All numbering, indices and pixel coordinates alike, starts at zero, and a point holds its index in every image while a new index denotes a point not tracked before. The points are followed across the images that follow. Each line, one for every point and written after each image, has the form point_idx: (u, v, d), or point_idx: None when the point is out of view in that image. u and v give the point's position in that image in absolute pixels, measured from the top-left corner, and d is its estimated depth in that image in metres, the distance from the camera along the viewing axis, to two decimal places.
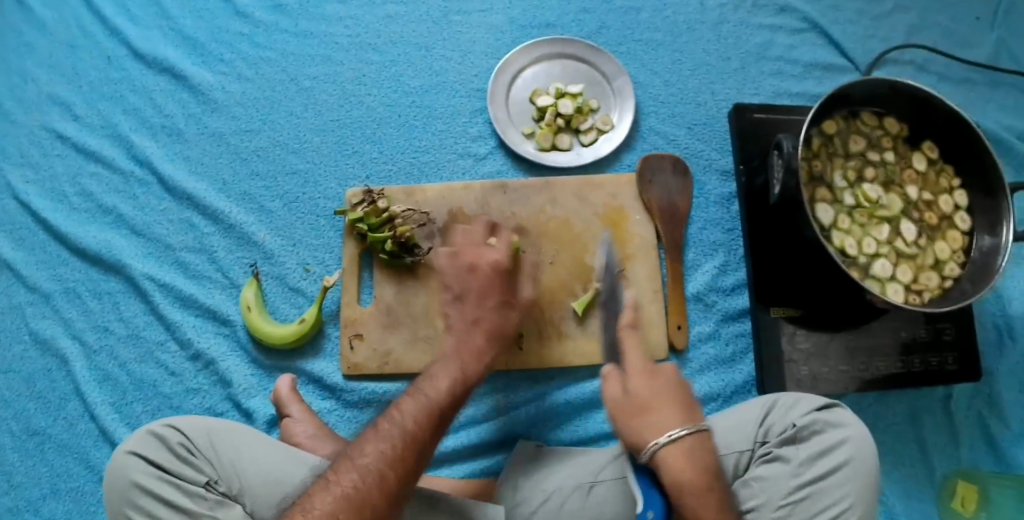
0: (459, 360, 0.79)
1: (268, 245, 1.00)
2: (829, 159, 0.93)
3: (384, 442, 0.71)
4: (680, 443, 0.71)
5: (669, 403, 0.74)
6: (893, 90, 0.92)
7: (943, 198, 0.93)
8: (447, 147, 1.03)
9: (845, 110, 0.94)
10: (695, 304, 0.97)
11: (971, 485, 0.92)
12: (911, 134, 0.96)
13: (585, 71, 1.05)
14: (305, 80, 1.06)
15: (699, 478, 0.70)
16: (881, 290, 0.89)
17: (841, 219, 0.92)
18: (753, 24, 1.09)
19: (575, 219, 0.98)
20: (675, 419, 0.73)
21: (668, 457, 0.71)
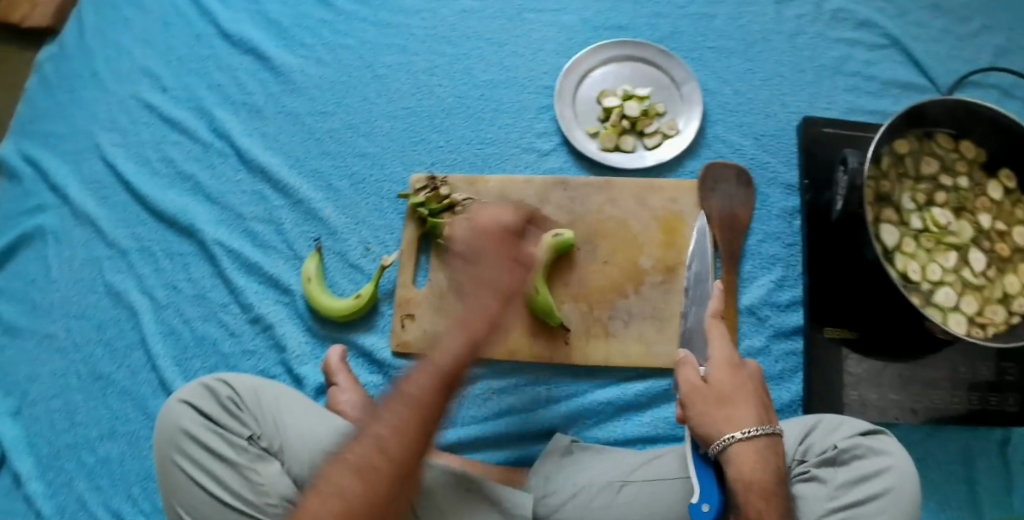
0: (468, 325, 0.68)
1: (332, 222, 1.04)
2: (899, 179, 0.91)
3: (407, 412, 0.67)
4: (753, 442, 0.71)
5: (749, 401, 0.74)
6: (974, 114, 0.89)
7: (1017, 230, 0.90)
8: (511, 140, 1.05)
9: (920, 131, 0.92)
10: (747, 316, 0.95)
11: None
12: (989, 162, 0.93)
13: (654, 75, 1.05)
14: (380, 68, 1.10)
15: (766, 479, 0.70)
16: (942, 320, 0.86)
17: (906, 242, 0.89)
18: (831, 38, 1.07)
19: (633, 221, 0.98)
20: (751, 416, 0.73)
21: (740, 453, 0.71)
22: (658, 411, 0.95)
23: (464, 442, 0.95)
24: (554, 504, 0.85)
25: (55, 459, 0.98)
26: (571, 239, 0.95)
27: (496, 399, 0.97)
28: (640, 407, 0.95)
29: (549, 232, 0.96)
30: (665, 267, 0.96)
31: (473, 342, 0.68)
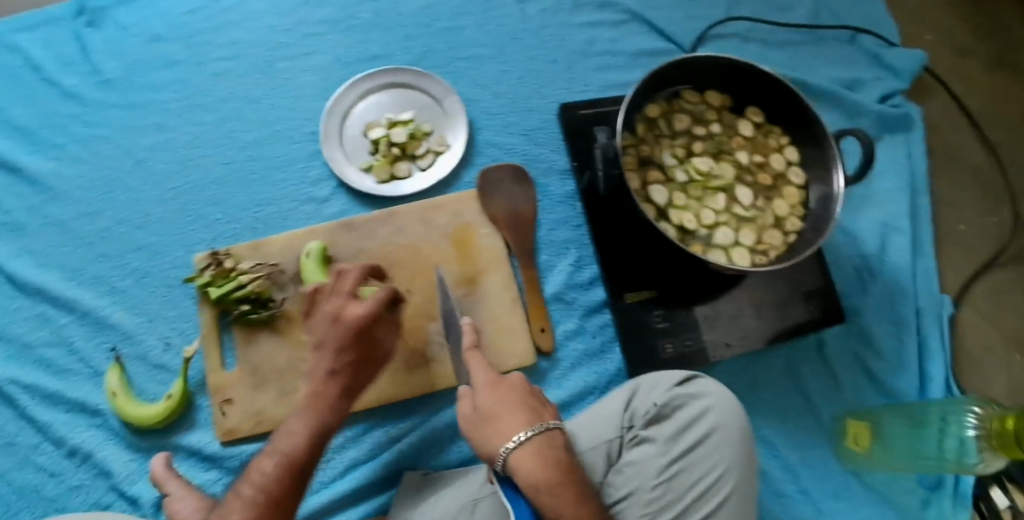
0: (314, 409, 0.82)
1: (126, 325, 0.97)
2: (656, 141, 0.96)
3: (246, 500, 0.76)
4: (526, 446, 0.78)
5: (515, 410, 0.80)
6: (706, 67, 0.95)
7: (774, 159, 0.97)
8: (287, 196, 1.00)
9: (666, 93, 0.97)
10: (556, 303, 0.96)
11: (861, 422, 0.99)
12: (735, 104, 0.99)
13: (413, 96, 1.03)
14: (140, 152, 1.03)
15: (546, 471, 0.76)
16: (727, 258, 0.91)
17: (675, 195, 0.93)
18: (577, 24, 1.09)
19: (423, 244, 0.96)
20: (519, 422, 0.79)
21: (520, 459, 0.77)
22: None
23: (316, 509, 0.91)
24: None
25: None
26: (323, 247, 0.94)
27: (336, 458, 0.93)
28: None
29: (302, 252, 0.94)
30: (464, 281, 0.95)
31: (330, 421, 0.82)
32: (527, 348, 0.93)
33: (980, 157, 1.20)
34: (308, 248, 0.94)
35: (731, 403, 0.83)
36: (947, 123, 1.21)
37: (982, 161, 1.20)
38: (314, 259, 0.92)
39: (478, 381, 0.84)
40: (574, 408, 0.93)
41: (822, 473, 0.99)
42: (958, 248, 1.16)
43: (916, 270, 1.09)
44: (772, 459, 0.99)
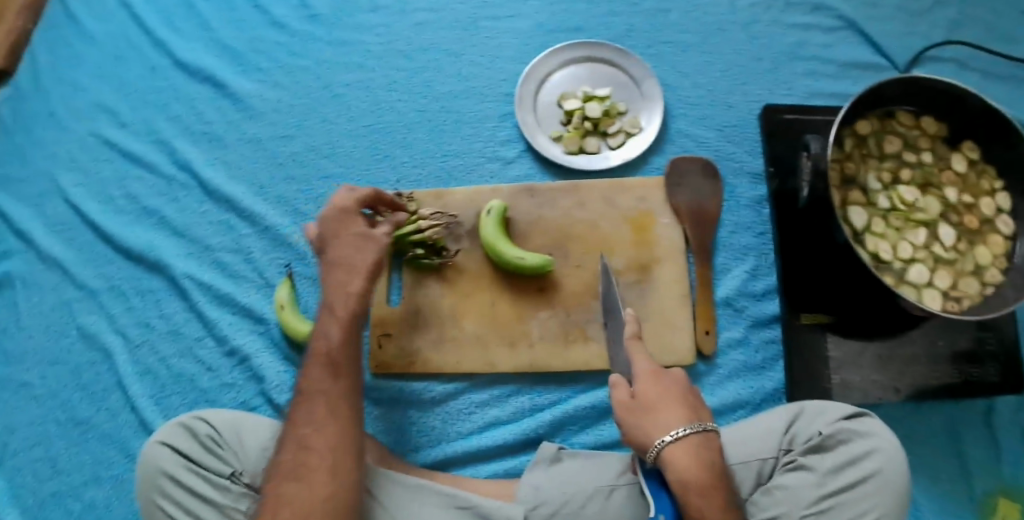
0: (337, 312, 0.83)
1: (300, 247, 1.02)
2: (862, 161, 0.92)
3: (315, 395, 0.78)
4: (683, 442, 0.75)
5: (674, 403, 0.78)
6: (931, 91, 0.90)
7: (984, 202, 0.91)
8: (474, 151, 1.01)
9: (880, 111, 0.93)
10: (725, 308, 0.94)
11: (1012, 502, 0.91)
12: (951, 135, 0.94)
13: (612, 73, 1.02)
14: (338, 88, 1.07)
15: (701, 473, 0.74)
16: (918, 297, 0.87)
17: (873, 221, 0.89)
18: (785, 24, 1.05)
19: (602, 222, 0.95)
20: (678, 418, 0.77)
21: (674, 455, 0.75)
22: None
23: (449, 458, 0.93)
24: (545, 514, 0.83)
25: (41, 509, 0.94)
26: (503, 208, 0.94)
27: (477, 413, 0.95)
28: None
29: (482, 210, 0.95)
30: (637, 266, 0.94)
31: (348, 321, 0.83)
32: (689, 347, 0.92)
33: None
34: (489, 206, 0.94)
35: (898, 451, 0.79)
36: None
37: None
38: (493, 218, 0.93)
39: (637, 374, 0.81)
40: (724, 417, 0.91)
41: None
42: None
43: None
44: None
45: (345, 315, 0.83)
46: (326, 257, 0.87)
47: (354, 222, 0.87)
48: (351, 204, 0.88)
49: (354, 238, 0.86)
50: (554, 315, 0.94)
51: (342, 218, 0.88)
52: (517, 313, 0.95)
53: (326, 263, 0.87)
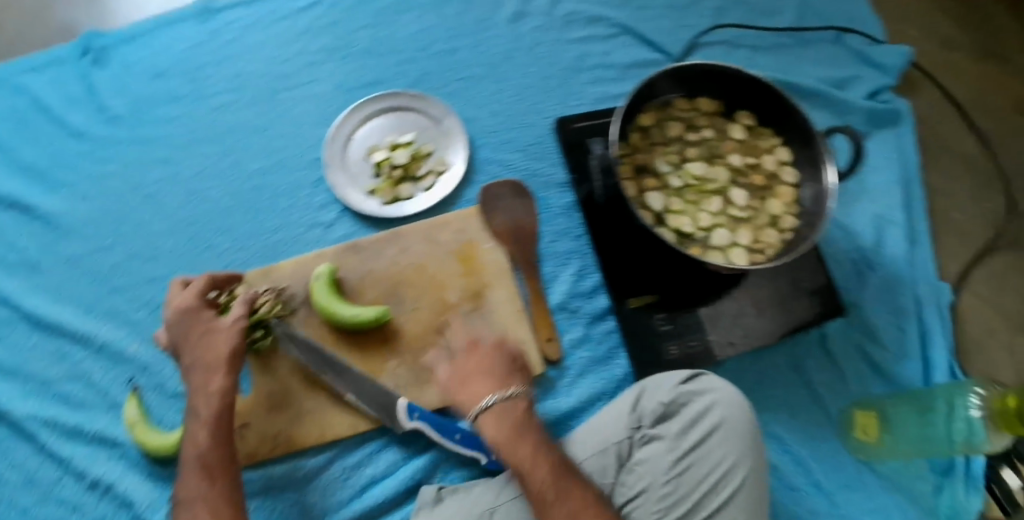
0: (202, 415, 0.84)
1: (140, 357, 0.98)
2: (650, 149, 0.98)
3: (191, 503, 0.79)
4: (493, 409, 0.84)
5: (482, 376, 0.87)
6: (695, 74, 0.97)
7: (766, 159, 0.99)
8: (295, 222, 1.01)
9: (658, 102, 1.00)
10: (561, 313, 0.99)
11: (867, 412, 1.06)
12: (727, 108, 1.02)
13: (413, 119, 1.04)
14: (149, 186, 1.04)
15: (504, 432, 0.83)
16: (726, 259, 0.94)
17: (671, 199, 0.96)
18: (566, 40, 1.11)
19: (430, 262, 0.98)
20: (487, 387, 0.86)
21: (485, 422, 0.84)
22: None
23: None
24: None
25: None
26: (330, 271, 0.95)
27: (354, 476, 0.94)
28: None
29: (312, 275, 0.96)
30: (470, 294, 0.97)
31: (214, 418, 0.84)
32: (537, 360, 0.95)
33: (972, 146, 1.22)
34: (317, 272, 0.95)
35: (735, 395, 0.85)
36: (937, 114, 1.23)
37: (974, 151, 1.22)
38: (319, 283, 0.94)
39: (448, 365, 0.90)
40: (584, 413, 0.96)
41: (831, 465, 1.04)
42: (955, 235, 1.18)
43: (913, 259, 1.13)
44: (782, 453, 1.04)
45: (207, 415, 0.84)
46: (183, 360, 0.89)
47: (199, 319, 0.89)
48: (191, 302, 0.90)
49: (202, 335, 0.88)
50: (403, 361, 0.95)
51: (187, 318, 0.89)
52: (367, 369, 0.95)
53: (185, 365, 0.89)
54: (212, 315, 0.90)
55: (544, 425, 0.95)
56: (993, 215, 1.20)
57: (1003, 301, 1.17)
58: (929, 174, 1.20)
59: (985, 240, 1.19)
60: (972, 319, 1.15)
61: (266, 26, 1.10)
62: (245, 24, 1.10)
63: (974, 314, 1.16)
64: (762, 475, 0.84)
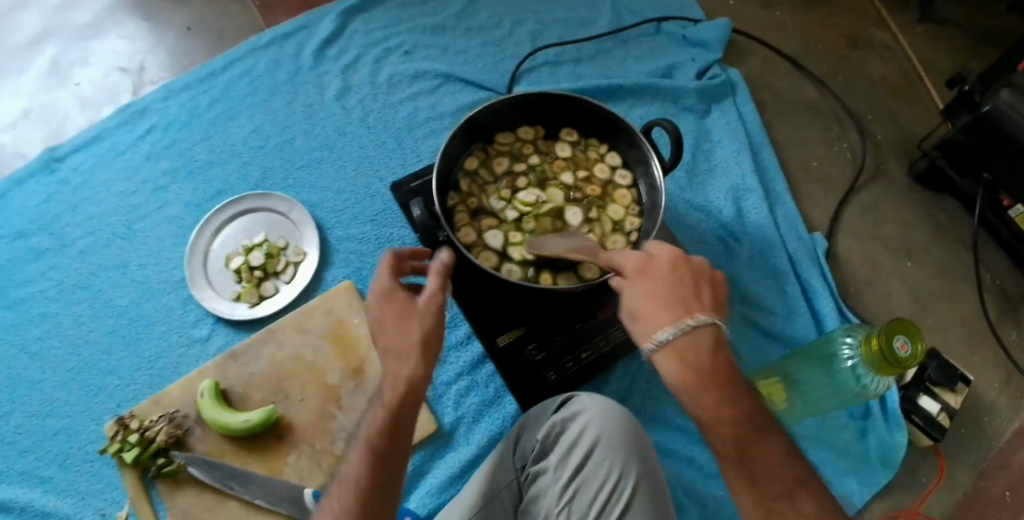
0: None
1: (61, 510, 0.98)
2: (483, 191, 1.02)
3: None
4: (671, 345, 0.65)
5: (671, 303, 0.66)
6: (508, 109, 1.00)
7: (597, 169, 1.03)
8: (174, 344, 1.06)
9: (481, 142, 1.03)
10: (440, 366, 1.02)
11: (771, 381, 0.98)
12: (548, 131, 1.05)
13: (262, 217, 1.10)
14: (32, 344, 1.07)
15: (696, 365, 0.64)
16: (578, 277, 0.95)
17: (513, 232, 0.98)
18: (395, 102, 1.19)
19: (305, 351, 1.02)
20: (664, 318, 0.66)
21: (665, 357, 0.65)
22: (419, 492, 0.96)
23: None
24: None
25: None
26: (215, 384, 0.98)
27: None
28: (401, 498, 0.95)
29: (199, 393, 0.98)
30: (352, 372, 1.01)
31: None
32: (426, 417, 0.98)
33: (813, 93, 1.25)
34: (202, 389, 0.98)
35: (603, 408, 0.86)
36: (771, 72, 1.27)
37: (815, 96, 1.25)
38: (208, 399, 0.97)
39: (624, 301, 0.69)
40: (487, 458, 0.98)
41: None
42: (818, 183, 1.19)
43: (777, 218, 1.13)
44: (693, 443, 1.00)
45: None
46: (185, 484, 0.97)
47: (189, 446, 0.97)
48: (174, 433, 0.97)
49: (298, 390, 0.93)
50: (302, 451, 0.98)
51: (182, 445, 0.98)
52: (269, 469, 0.97)
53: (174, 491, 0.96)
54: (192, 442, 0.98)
55: (451, 478, 0.96)
56: (851, 154, 1.21)
57: (882, 234, 1.15)
58: (776, 130, 1.23)
59: (847, 181, 1.19)
60: (852, 259, 1.13)
61: (110, 163, 1.16)
62: (91, 164, 1.16)
63: (852, 254, 1.14)
64: (653, 473, 0.84)
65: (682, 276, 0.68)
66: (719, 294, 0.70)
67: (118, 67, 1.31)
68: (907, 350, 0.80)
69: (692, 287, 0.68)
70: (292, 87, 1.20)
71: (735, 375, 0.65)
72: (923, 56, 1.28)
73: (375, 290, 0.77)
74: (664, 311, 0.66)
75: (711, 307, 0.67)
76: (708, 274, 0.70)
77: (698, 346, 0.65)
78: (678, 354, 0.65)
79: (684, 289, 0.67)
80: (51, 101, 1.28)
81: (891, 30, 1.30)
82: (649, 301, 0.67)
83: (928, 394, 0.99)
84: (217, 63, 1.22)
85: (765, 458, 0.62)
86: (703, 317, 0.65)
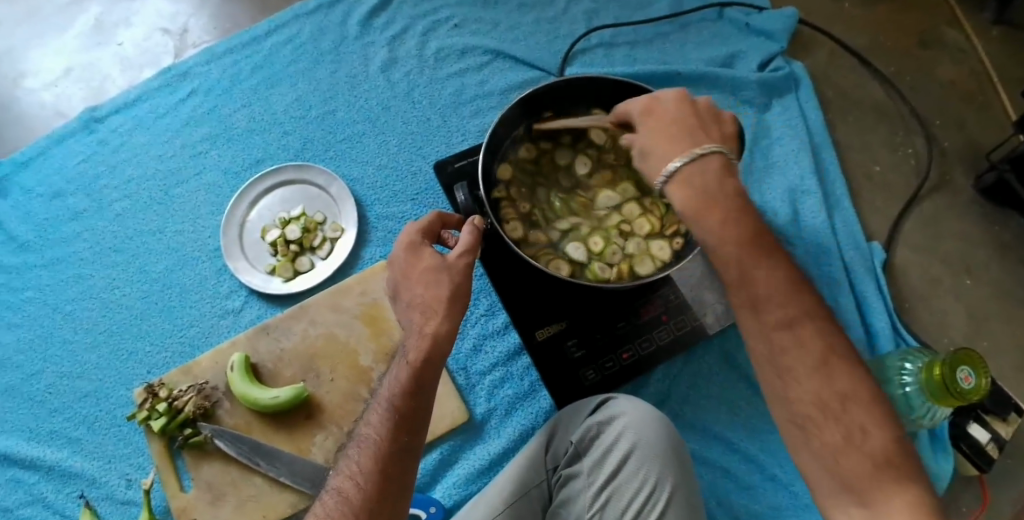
0: None
1: (89, 472, 0.97)
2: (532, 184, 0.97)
3: None
4: (684, 171, 0.72)
5: (672, 135, 0.75)
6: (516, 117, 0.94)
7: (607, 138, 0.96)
8: (206, 313, 1.04)
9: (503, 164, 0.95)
10: (475, 355, 1.00)
11: None
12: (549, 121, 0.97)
13: (301, 190, 1.08)
14: (67, 305, 1.06)
15: (707, 187, 0.72)
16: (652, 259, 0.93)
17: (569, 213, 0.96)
18: (440, 78, 1.15)
19: (338, 329, 1.00)
20: (679, 148, 0.74)
21: (676, 183, 0.73)
22: (445, 482, 0.94)
23: None
24: None
25: None
26: (245, 359, 0.97)
27: None
28: (427, 487, 0.94)
29: (228, 365, 0.97)
30: (384, 354, 0.99)
31: None
32: (457, 407, 0.96)
33: (879, 93, 1.18)
34: (232, 362, 0.97)
35: (645, 416, 0.82)
36: (836, 68, 1.20)
37: (881, 97, 1.18)
38: (238, 372, 0.95)
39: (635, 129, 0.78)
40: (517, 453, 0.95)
41: (784, 454, 0.95)
42: (879, 190, 1.13)
43: (834, 225, 1.07)
44: (731, 454, 0.96)
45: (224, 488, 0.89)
46: (211, 458, 0.96)
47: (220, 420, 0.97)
48: (203, 405, 0.96)
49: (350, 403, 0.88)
50: (329, 432, 0.96)
51: (208, 419, 0.97)
52: (296, 448, 0.95)
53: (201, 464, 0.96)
54: (219, 417, 0.97)
55: (479, 471, 0.94)
56: (916, 160, 1.14)
57: (942, 248, 1.09)
58: (838, 131, 1.16)
59: (909, 189, 1.13)
60: (910, 273, 1.08)
61: (149, 125, 1.14)
62: (130, 126, 1.14)
63: (909, 267, 1.08)
64: (691, 486, 0.80)
65: (687, 111, 0.76)
66: (725, 129, 0.78)
67: (161, 28, 1.28)
68: (971, 384, 0.82)
69: (699, 121, 0.76)
70: (337, 56, 1.16)
71: (743, 208, 0.71)
72: (997, 60, 1.19)
73: (404, 240, 0.79)
74: (674, 143, 0.74)
75: (717, 137, 0.75)
76: (713, 113, 0.78)
77: (706, 171, 0.72)
78: (686, 182, 0.72)
79: (691, 120, 0.76)
80: (93, 61, 1.26)
81: (965, 30, 1.21)
82: (660, 139, 0.75)
83: (978, 422, 0.95)
84: (261, 28, 1.18)
85: (769, 287, 0.68)
86: (710, 145, 0.73)
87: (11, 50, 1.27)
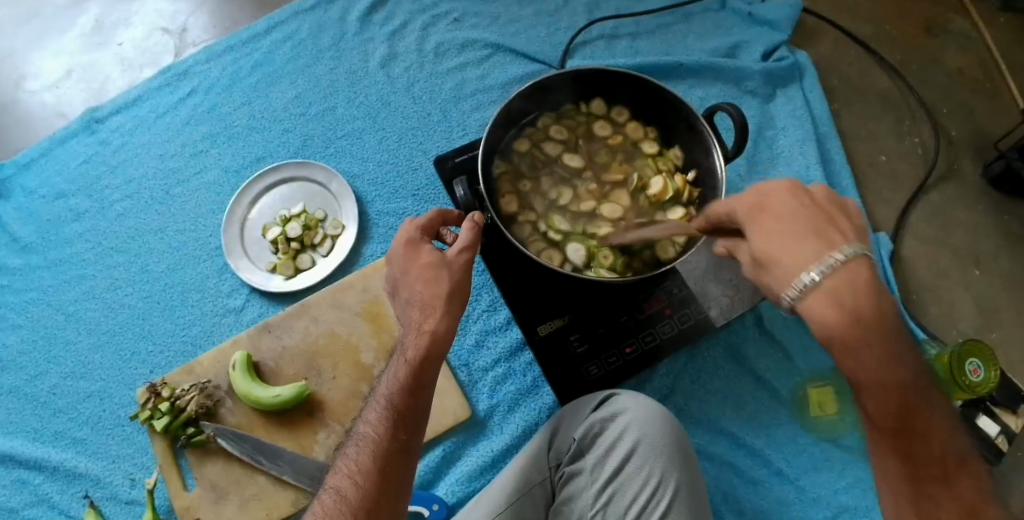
0: None
1: (93, 472, 0.97)
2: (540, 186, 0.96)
3: None
4: (829, 282, 0.59)
5: (803, 237, 0.61)
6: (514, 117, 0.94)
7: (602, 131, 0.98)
8: (207, 312, 1.04)
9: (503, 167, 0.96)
10: (477, 350, 0.99)
11: (822, 388, 0.97)
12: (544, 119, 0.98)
13: (302, 187, 1.07)
14: (69, 305, 1.06)
15: (860, 308, 0.59)
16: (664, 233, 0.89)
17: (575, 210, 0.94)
18: (440, 73, 1.14)
19: (339, 327, 0.99)
20: (818, 250, 0.60)
21: (815, 302, 0.60)
22: (448, 479, 0.93)
23: None
24: None
25: None
26: (247, 357, 0.96)
27: None
28: (430, 484, 0.93)
29: (230, 364, 0.97)
30: (386, 351, 0.98)
31: None
32: (459, 403, 0.95)
33: (885, 81, 1.17)
34: (233, 361, 0.96)
35: (648, 411, 0.81)
36: (840, 57, 1.19)
37: (887, 86, 1.16)
38: (240, 370, 0.95)
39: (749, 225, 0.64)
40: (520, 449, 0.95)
41: (789, 449, 0.94)
42: (886, 180, 1.11)
43: None
44: (736, 448, 0.95)
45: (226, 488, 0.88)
46: (213, 457, 0.95)
47: (222, 419, 0.96)
48: (205, 404, 0.95)
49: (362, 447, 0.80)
50: (332, 430, 0.95)
51: (210, 418, 0.96)
52: (298, 446, 0.95)
53: (203, 463, 0.95)
54: (221, 416, 0.96)
55: (482, 468, 0.93)
56: (922, 149, 1.12)
57: (950, 238, 1.07)
58: (843, 120, 1.15)
59: (916, 179, 1.11)
60: (917, 263, 1.06)
61: (149, 125, 1.14)
62: (131, 126, 1.14)
63: (916, 258, 1.07)
64: (695, 481, 0.79)
65: (809, 206, 0.63)
66: (852, 221, 0.64)
67: (161, 27, 1.27)
68: (978, 376, 0.83)
69: (826, 215, 0.62)
70: (336, 53, 1.16)
71: (893, 330, 0.59)
72: (1004, 47, 1.17)
73: (403, 238, 0.78)
74: (804, 245, 0.60)
75: (853, 235, 0.61)
76: (836, 202, 0.64)
77: (855, 284, 0.59)
78: (831, 296, 0.59)
79: (823, 220, 0.62)
80: (94, 62, 1.26)
81: (971, 17, 1.19)
82: (783, 241, 0.61)
83: (988, 414, 0.93)
84: (260, 25, 1.18)
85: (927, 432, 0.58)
86: (853, 248, 0.60)
87: (12, 52, 1.27)
